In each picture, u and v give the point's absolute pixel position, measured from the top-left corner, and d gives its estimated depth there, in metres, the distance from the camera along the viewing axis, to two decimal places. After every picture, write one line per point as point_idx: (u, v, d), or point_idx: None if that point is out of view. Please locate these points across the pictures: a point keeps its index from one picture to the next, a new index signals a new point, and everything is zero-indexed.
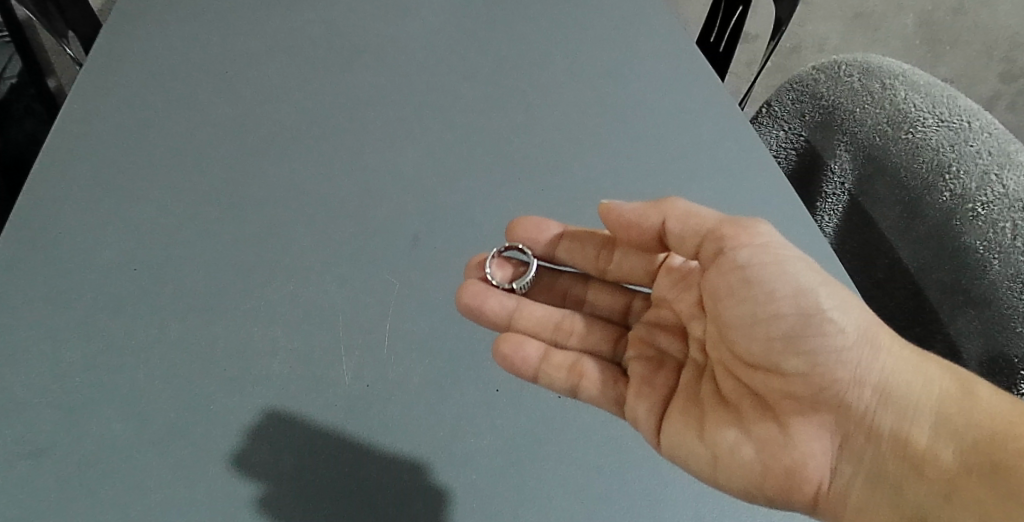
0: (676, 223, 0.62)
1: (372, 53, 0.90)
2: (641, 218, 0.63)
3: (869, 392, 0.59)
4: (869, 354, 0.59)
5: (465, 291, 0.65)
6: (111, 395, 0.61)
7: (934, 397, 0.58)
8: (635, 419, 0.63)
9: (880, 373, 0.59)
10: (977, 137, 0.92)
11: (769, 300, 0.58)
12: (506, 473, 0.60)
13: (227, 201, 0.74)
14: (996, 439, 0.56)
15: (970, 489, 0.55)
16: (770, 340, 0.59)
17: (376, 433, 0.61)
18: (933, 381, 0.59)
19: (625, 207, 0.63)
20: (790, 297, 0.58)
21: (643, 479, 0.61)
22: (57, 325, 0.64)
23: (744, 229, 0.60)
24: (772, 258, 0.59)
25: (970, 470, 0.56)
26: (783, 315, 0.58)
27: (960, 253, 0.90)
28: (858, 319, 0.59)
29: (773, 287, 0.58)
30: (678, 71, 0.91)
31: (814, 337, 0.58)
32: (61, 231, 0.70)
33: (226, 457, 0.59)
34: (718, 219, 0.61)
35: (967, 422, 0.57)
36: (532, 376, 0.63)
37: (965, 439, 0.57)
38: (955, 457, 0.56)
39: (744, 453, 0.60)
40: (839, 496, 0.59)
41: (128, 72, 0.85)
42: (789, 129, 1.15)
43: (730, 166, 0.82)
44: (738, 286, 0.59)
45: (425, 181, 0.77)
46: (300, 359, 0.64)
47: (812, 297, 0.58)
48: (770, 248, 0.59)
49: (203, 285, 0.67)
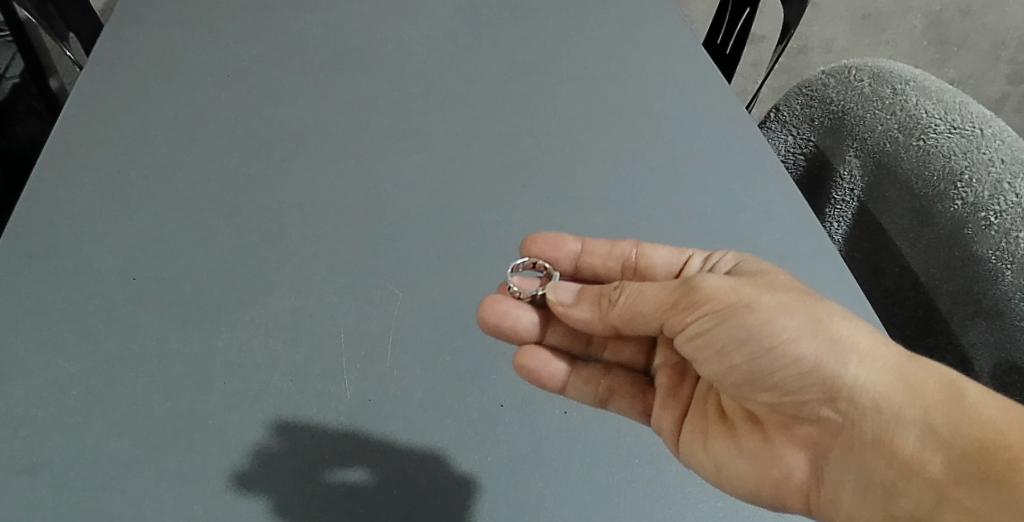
0: (624, 324, 0.62)
1: (375, 59, 0.89)
2: (592, 323, 0.63)
3: (842, 405, 0.56)
4: (836, 368, 0.56)
5: (489, 310, 0.63)
6: (109, 408, 0.60)
7: (919, 406, 0.54)
8: (659, 428, 0.64)
9: (854, 387, 0.56)
10: (990, 145, 0.90)
11: (724, 356, 0.59)
12: (511, 491, 0.58)
13: (228, 209, 0.73)
14: (986, 449, 0.51)
15: (962, 499, 0.52)
16: (738, 385, 0.60)
17: (377, 449, 0.59)
18: (917, 388, 0.55)
19: (576, 315, 0.63)
20: (739, 348, 0.58)
21: (651, 498, 0.59)
22: (54, 333, 0.63)
23: (687, 298, 0.58)
24: (715, 321, 0.58)
25: (961, 480, 0.52)
26: (737, 366, 0.59)
27: (973, 262, 0.89)
28: (818, 340, 0.56)
29: (724, 343, 0.58)
30: (686, 75, 0.90)
31: (781, 373, 0.57)
32: (61, 238, 0.69)
33: (224, 471, 0.57)
34: (660, 300, 0.59)
35: (953, 431, 0.53)
36: (560, 389, 0.63)
37: (953, 449, 0.52)
38: (944, 466, 0.52)
39: (735, 465, 0.61)
40: (831, 501, 0.58)
41: (129, 77, 0.84)
42: (798, 133, 1.14)
43: (739, 174, 0.80)
44: (695, 349, 0.60)
45: (429, 190, 0.76)
46: (300, 372, 0.62)
47: (760, 343, 0.57)
48: (719, 307, 0.57)
49: (203, 295, 0.66)
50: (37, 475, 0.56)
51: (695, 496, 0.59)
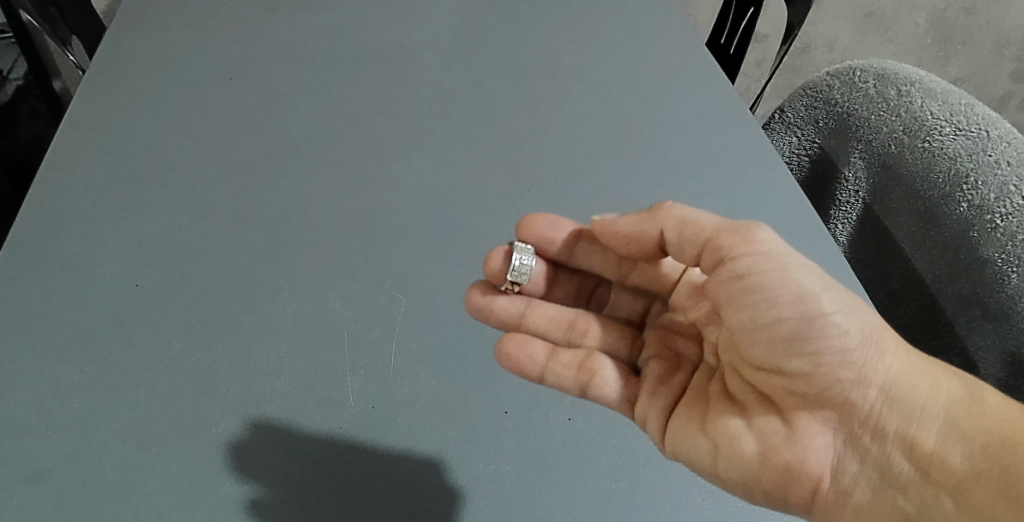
0: (674, 233, 0.59)
1: (379, 63, 0.89)
2: (638, 232, 0.61)
3: (873, 390, 0.56)
4: (873, 353, 0.57)
5: (472, 294, 0.64)
6: (113, 413, 0.60)
7: (942, 401, 0.56)
8: (643, 419, 0.62)
9: (885, 373, 0.57)
10: (997, 147, 0.90)
11: (772, 306, 0.56)
12: (515, 497, 0.58)
13: (233, 214, 0.73)
14: (1007, 444, 0.53)
15: (979, 495, 0.53)
16: (772, 343, 0.57)
17: (382, 456, 0.59)
18: (941, 386, 0.57)
19: (617, 222, 0.62)
20: (790, 302, 0.56)
21: (655, 506, 0.59)
22: (59, 341, 0.63)
23: (743, 237, 0.56)
24: (772, 264, 0.56)
25: (981, 476, 0.53)
26: (784, 321, 0.56)
27: (979, 266, 0.88)
28: (858, 321, 0.57)
29: (778, 293, 0.56)
30: (689, 75, 0.90)
31: (820, 339, 0.56)
32: (65, 244, 0.69)
33: (229, 479, 0.57)
34: (715, 227, 0.57)
35: (976, 426, 0.55)
36: (538, 376, 0.61)
37: (974, 443, 0.54)
38: (964, 461, 0.54)
39: (741, 447, 0.58)
40: (841, 494, 0.57)
41: (132, 81, 0.84)
42: (802, 135, 1.14)
43: (743, 178, 0.80)
44: (737, 295, 0.57)
45: (432, 193, 0.76)
46: (305, 378, 0.62)
47: (814, 302, 0.56)
48: (778, 254, 0.56)
49: (206, 300, 0.66)
50: (41, 484, 0.56)
51: (699, 508, 0.59)
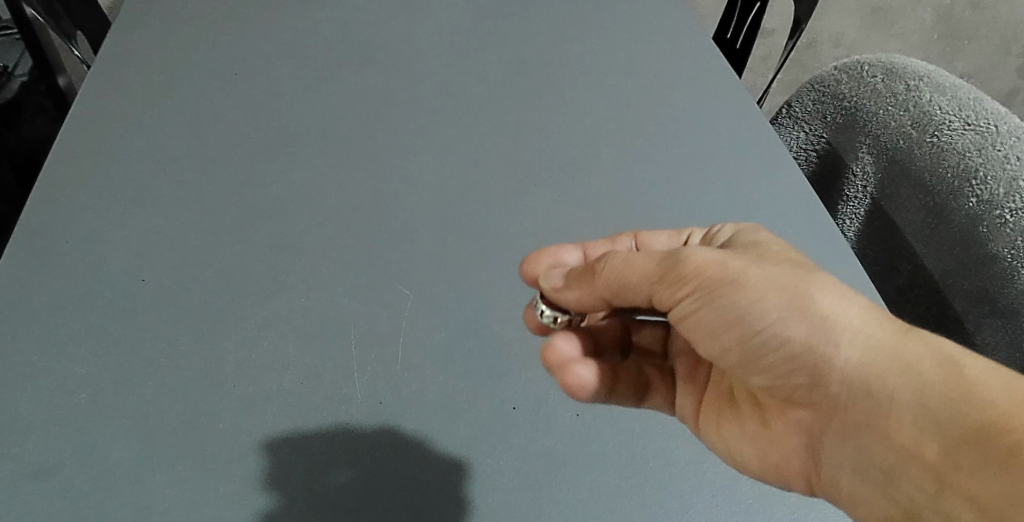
0: (619, 300, 0.59)
1: (386, 58, 0.89)
2: (585, 303, 0.60)
3: (835, 387, 0.54)
4: (827, 348, 0.53)
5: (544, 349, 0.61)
6: (119, 408, 0.59)
7: (915, 388, 0.51)
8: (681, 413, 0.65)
9: (844, 369, 0.53)
10: (1006, 141, 0.89)
11: (715, 337, 0.56)
12: (521, 494, 0.58)
13: (238, 210, 0.72)
14: (985, 431, 0.48)
15: (961, 485, 0.49)
16: (733, 366, 0.58)
17: (388, 452, 0.59)
18: (914, 369, 0.51)
19: (564, 293, 0.60)
20: (728, 327, 0.55)
21: (665, 503, 0.58)
22: (65, 336, 0.63)
23: (670, 285, 0.56)
24: (702, 302, 0.55)
25: (960, 464, 0.49)
26: (728, 347, 0.56)
27: (988, 262, 0.88)
28: (807, 321, 0.53)
29: (714, 324, 0.55)
30: (697, 69, 0.90)
31: (773, 353, 0.55)
32: (70, 239, 0.69)
33: (235, 473, 0.57)
34: (648, 284, 0.57)
35: (952, 413, 0.50)
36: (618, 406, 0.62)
37: (952, 433, 0.49)
38: (940, 450, 0.50)
39: (740, 448, 0.61)
40: (830, 484, 0.57)
41: (137, 75, 0.84)
42: (810, 130, 1.14)
43: (753, 173, 0.79)
44: (689, 332, 0.57)
45: (439, 188, 0.76)
46: (312, 374, 0.62)
47: (746, 323, 0.54)
48: (705, 287, 0.54)
49: (212, 295, 0.66)
50: (46, 480, 0.56)
51: (708, 505, 0.58)
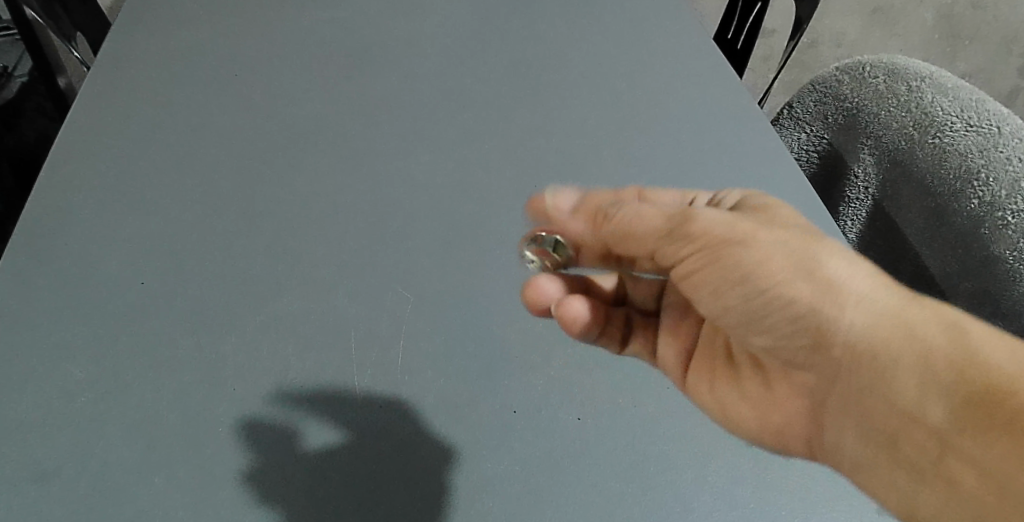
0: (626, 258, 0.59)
1: (386, 59, 0.89)
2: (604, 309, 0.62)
3: (837, 350, 0.53)
4: (833, 310, 0.52)
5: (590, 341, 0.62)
6: (118, 412, 0.59)
7: (920, 353, 0.50)
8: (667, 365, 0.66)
9: (847, 332, 0.52)
10: (1008, 143, 0.89)
11: (720, 295, 0.56)
12: (522, 497, 0.57)
13: (238, 212, 0.72)
14: (993, 396, 0.48)
15: (963, 448, 0.48)
16: (735, 323, 0.58)
17: (388, 455, 0.59)
18: (919, 336, 0.51)
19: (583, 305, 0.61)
20: (733, 285, 0.54)
21: (666, 506, 0.58)
22: (63, 338, 0.63)
23: (679, 241, 0.55)
24: (709, 258, 0.54)
25: (963, 428, 0.48)
26: (732, 305, 0.56)
27: (990, 264, 0.87)
28: (813, 282, 0.52)
29: (719, 281, 0.55)
30: (698, 70, 0.89)
31: (775, 313, 0.54)
32: (69, 242, 0.69)
33: (234, 477, 0.57)
34: (656, 238, 0.56)
35: (958, 376, 0.49)
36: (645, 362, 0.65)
37: (956, 395, 0.49)
38: (945, 413, 0.49)
39: (739, 408, 0.62)
40: (828, 446, 0.57)
41: (137, 77, 0.84)
42: (811, 131, 1.14)
43: (754, 175, 0.79)
44: (694, 288, 0.57)
45: (440, 190, 0.75)
46: (312, 377, 0.62)
47: (753, 281, 0.53)
48: (712, 244, 0.54)
49: (212, 297, 0.66)
50: (44, 484, 0.56)
51: (710, 508, 0.58)
